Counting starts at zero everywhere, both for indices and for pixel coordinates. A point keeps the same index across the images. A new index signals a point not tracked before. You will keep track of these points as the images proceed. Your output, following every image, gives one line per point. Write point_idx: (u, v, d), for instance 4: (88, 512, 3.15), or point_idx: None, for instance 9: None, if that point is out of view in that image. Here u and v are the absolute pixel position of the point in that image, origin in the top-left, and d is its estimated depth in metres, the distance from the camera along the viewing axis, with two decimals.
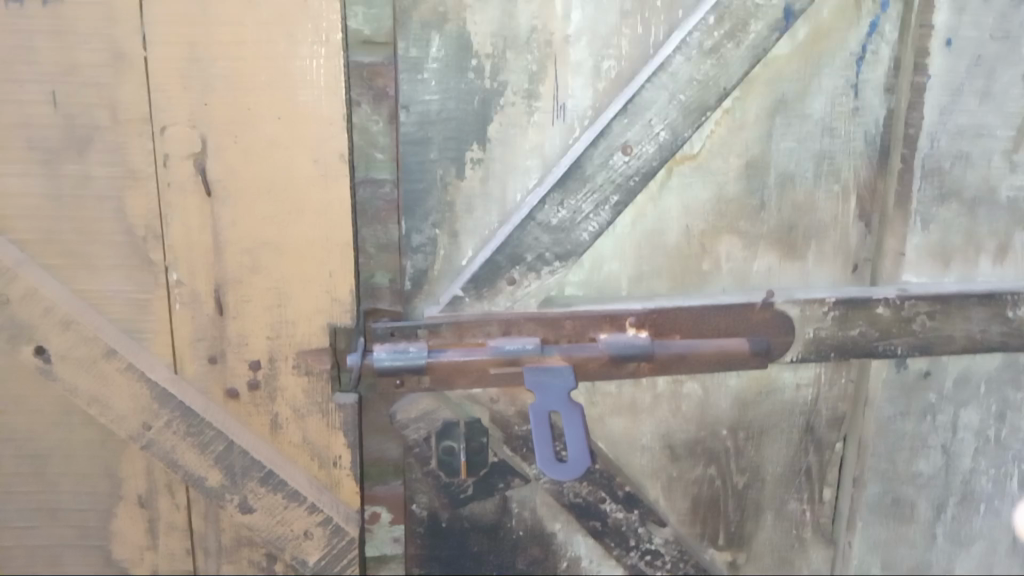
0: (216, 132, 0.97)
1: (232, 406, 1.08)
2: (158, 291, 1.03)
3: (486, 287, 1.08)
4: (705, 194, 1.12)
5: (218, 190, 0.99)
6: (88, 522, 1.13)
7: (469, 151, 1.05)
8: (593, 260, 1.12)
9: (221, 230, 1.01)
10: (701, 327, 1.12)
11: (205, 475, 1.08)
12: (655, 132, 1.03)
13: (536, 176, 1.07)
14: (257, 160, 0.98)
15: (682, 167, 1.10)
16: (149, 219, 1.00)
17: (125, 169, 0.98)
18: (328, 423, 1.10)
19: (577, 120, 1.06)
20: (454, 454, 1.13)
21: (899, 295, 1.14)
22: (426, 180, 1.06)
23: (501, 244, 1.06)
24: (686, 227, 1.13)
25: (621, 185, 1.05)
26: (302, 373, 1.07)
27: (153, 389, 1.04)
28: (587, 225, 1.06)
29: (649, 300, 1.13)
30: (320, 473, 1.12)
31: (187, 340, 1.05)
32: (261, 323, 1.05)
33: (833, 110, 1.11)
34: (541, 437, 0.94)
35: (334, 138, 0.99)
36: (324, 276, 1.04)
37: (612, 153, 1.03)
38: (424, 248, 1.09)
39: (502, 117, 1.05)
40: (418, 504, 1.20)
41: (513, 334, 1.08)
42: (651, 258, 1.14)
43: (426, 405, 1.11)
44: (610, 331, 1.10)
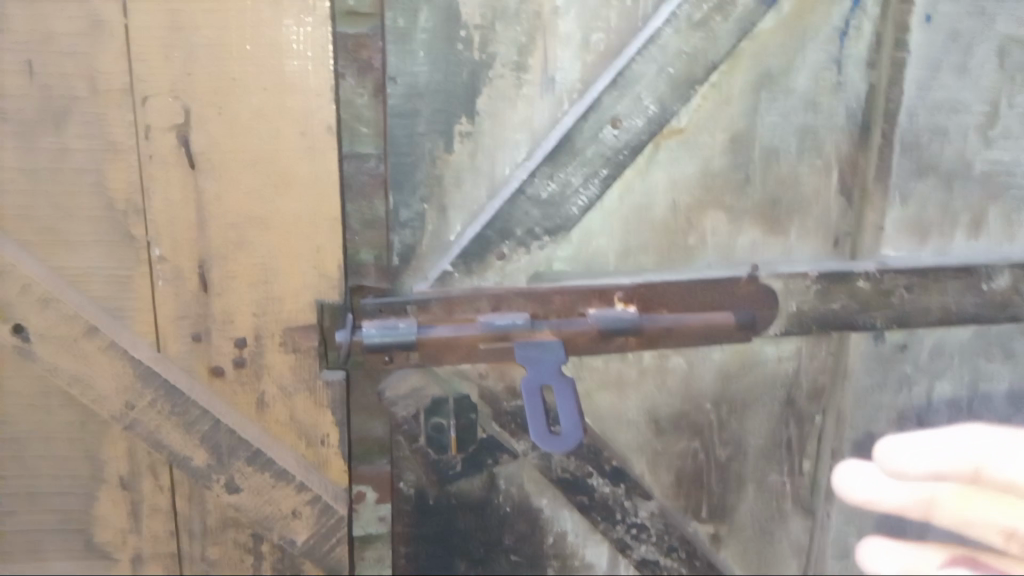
0: (199, 103, 0.94)
1: (217, 386, 1.06)
2: (140, 268, 1.00)
3: (476, 263, 1.08)
4: (691, 168, 1.12)
5: (202, 163, 0.97)
6: (68, 507, 1.10)
7: (458, 124, 1.04)
8: (581, 234, 1.12)
9: (206, 204, 0.98)
10: (688, 301, 1.13)
11: (191, 456, 1.06)
12: (645, 106, 1.03)
13: (524, 150, 1.07)
14: (242, 132, 0.96)
15: (669, 140, 1.10)
16: (130, 192, 0.97)
17: (106, 141, 0.95)
18: (317, 401, 1.08)
19: (566, 93, 1.05)
20: (442, 431, 1.13)
21: (878, 269, 1.16)
22: (414, 153, 1.05)
23: (491, 219, 1.06)
24: (672, 202, 1.13)
25: (610, 159, 1.05)
26: (289, 350, 1.06)
27: (137, 369, 1.01)
28: (576, 199, 1.07)
29: (637, 276, 1.14)
30: (308, 452, 1.10)
31: (169, 318, 1.03)
32: (247, 300, 1.03)
33: (816, 85, 1.12)
34: (535, 409, 0.93)
35: (321, 110, 0.97)
36: (312, 251, 1.02)
37: (601, 126, 1.03)
38: (412, 223, 1.07)
39: (491, 90, 1.04)
40: (405, 481, 1.18)
41: (503, 309, 1.08)
42: (639, 232, 1.14)
43: (415, 382, 1.10)
44: (598, 306, 1.10)
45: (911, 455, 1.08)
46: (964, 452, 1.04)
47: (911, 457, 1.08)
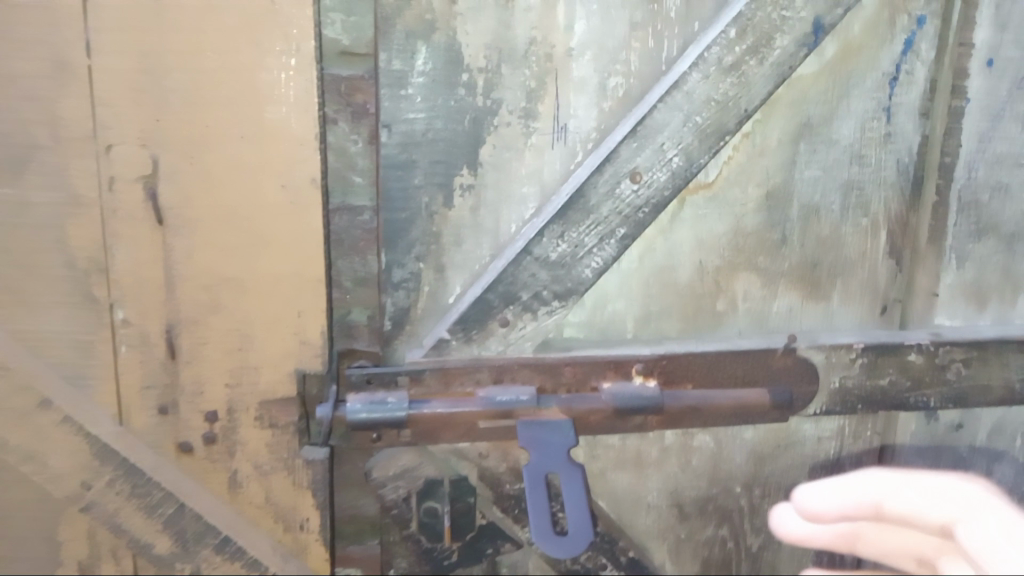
0: (170, 153, 0.85)
1: (185, 463, 0.94)
2: (103, 333, 0.90)
3: (476, 330, 0.96)
4: (720, 227, 1.00)
5: (172, 218, 0.87)
6: None
7: (459, 175, 0.94)
8: (595, 298, 1.00)
9: (175, 263, 0.88)
10: (717, 374, 1.00)
11: (153, 542, 0.96)
12: (668, 158, 0.91)
13: (532, 206, 0.95)
14: (217, 185, 0.86)
15: (695, 196, 0.98)
16: (93, 250, 0.87)
17: (67, 194, 0.85)
18: (295, 481, 0.97)
19: (580, 143, 0.94)
20: (437, 517, 1.01)
21: (933, 341, 1.03)
22: (410, 209, 0.94)
23: (493, 282, 0.94)
24: (699, 263, 1.01)
25: (629, 217, 0.93)
26: (266, 426, 0.95)
27: (94, 446, 0.92)
28: (590, 261, 0.94)
29: (658, 344, 1.01)
30: (286, 538, 0.99)
31: (134, 388, 0.92)
32: (220, 369, 0.92)
33: (862, 136, 1.00)
34: (537, 503, 0.81)
35: (304, 161, 0.87)
36: (293, 316, 0.92)
37: (618, 180, 0.91)
38: (406, 284, 0.96)
39: (496, 139, 0.93)
40: (396, 568, 1.04)
41: (506, 382, 0.96)
42: (660, 296, 1.02)
43: (407, 461, 0.99)
44: (614, 380, 0.98)
45: (828, 495, 0.76)
46: (861, 487, 0.75)
47: (827, 500, 0.76)
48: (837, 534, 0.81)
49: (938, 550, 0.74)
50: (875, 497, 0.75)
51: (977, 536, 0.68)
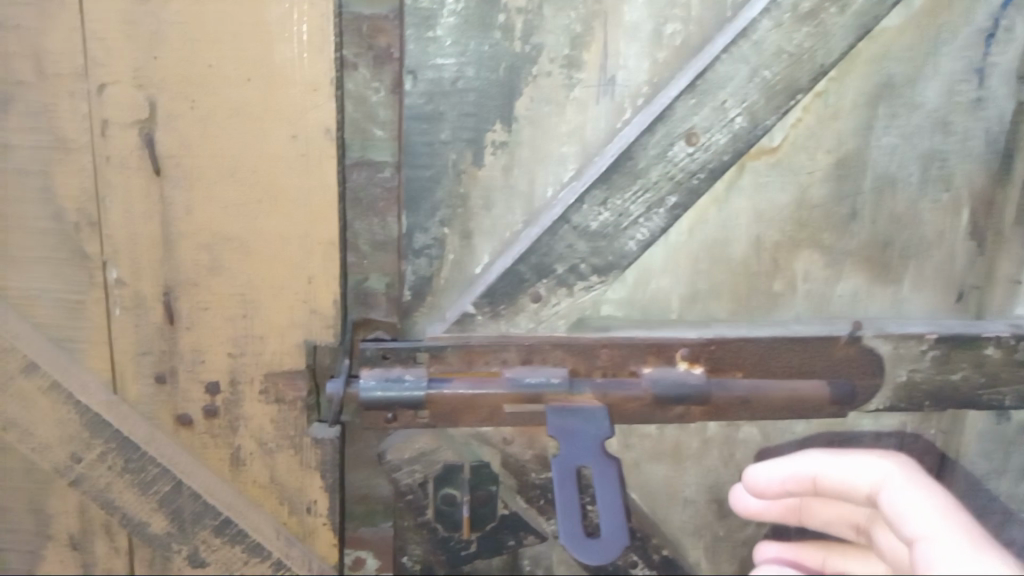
0: (167, 95, 0.75)
1: (184, 436, 0.87)
2: (94, 293, 0.82)
3: (505, 304, 0.86)
4: (783, 198, 0.89)
5: (170, 169, 0.78)
6: (10, 565, 0.93)
7: (491, 131, 0.83)
8: (638, 274, 0.90)
9: (174, 219, 0.80)
10: (770, 363, 0.90)
11: (147, 521, 0.89)
12: (730, 117, 0.80)
13: (572, 168, 0.85)
14: (219, 133, 0.77)
15: (756, 162, 0.87)
16: (82, 201, 0.79)
17: (54, 138, 0.77)
18: (303, 461, 0.89)
19: (629, 98, 0.83)
20: (455, 505, 0.93)
21: (1014, 334, 0.92)
22: (434, 166, 0.84)
23: (526, 252, 0.84)
24: (756, 238, 0.90)
25: (681, 183, 0.82)
26: (271, 400, 0.87)
27: (83, 416, 0.85)
28: (636, 232, 0.84)
29: (706, 328, 0.90)
30: (291, 521, 0.91)
31: (129, 355, 0.84)
32: (221, 337, 0.84)
33: (950, 100, 0.88)
34: (568, 504, 0.73)
35: (317, 109, 0.77)
36: (302, 283, 0.83)
37: (672, 141, 0.81)
38: (428, 250, 0.87)
39: (534, 90, 0.82)
40: (409, 556, 0.98)
41: (536, 364, 0.87)
42: (710, 274, 0.91)
43: (424, 445, 0.91)
44: (655, 365, 0.88)
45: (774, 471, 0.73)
46: (804, 462, 0.72)
47: (770, 474, 0.73)
48: (785, 507, 0.77)
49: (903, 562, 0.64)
50: (815, 470, 0.71)
51: (904, 507, 0.62)
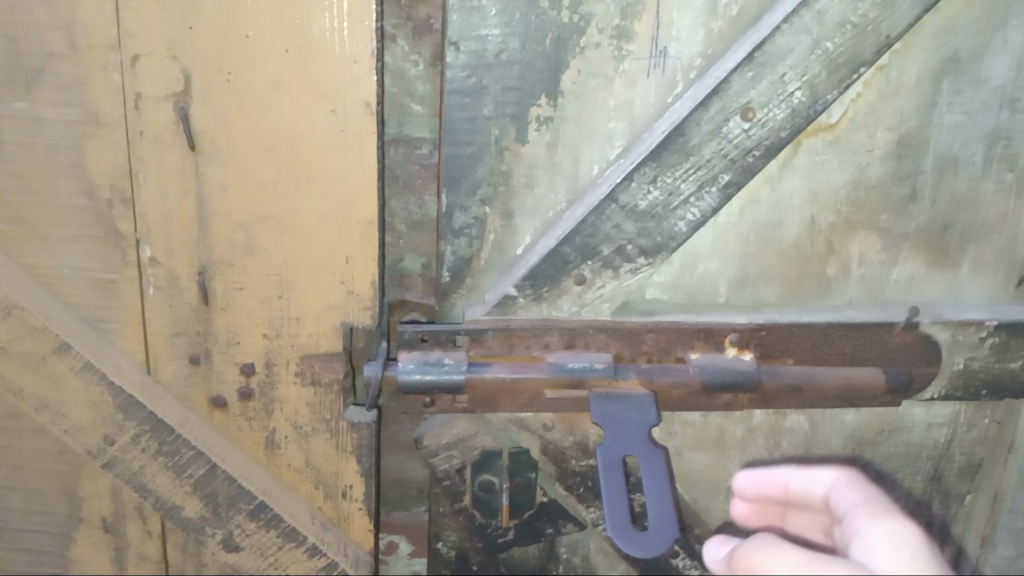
0: (203, 67, 0.72)
1: (218, 419, 0.86)
2: (128, 272, 0.80)
3: (547, 287, 0.83)
4: (839, 177, 0.85)
5: (205, 144, 0.75)
6: (42, 547, 0.92)
7: (536, 106, 0.80)
8: (685, 256, 0.86)
9: (209, 197, 0.77)
10: (822, 350, 0.86)
11: (181, 504, 0.87)
12: (789, 92, 0.77)
13: (619, 144, 0.81)
14: (255, 107, 0.74)
15: (813, 139, 0.83)
16: (116, 177, 0.77)
17: (86, 112, 0.74)
18: (338, 445, 0.87)
19: (681, 71, 0.79)
20: (493, 492, 0.91)
21: None
22: (476, 143, 0.81)
23: (570, 233, 0.81)
24: (810, 219, 0.86)
25: (736, 161, 0.79)
26: (307, 383, 0.84)
27: (117, 398, 0.82)
28: (686, 212, 0.80)
29: (755, 313, 0.87)
30: (326, 506, 0.90)
31: (163, 335, 0.83)
32: (256, 318, 0.82)
33: (1018, 75, 0.83)
34: (614, 491, 0.69)
35: (358, 82, 0.74)
36: (339, 263, 0.80)
37: (727, 117, 0.77)
38: (468, 231, 0.84)
39: (581, 63, 0.79)
40: (444, 542, 0.96)
41: (578, 348, 0.84)
42: (761, 256, 0.87)
43: (462, 430, 0.88)
44: (703, 351, 0.85)
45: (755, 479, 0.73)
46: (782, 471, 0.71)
47: (753, 481, 0.73)
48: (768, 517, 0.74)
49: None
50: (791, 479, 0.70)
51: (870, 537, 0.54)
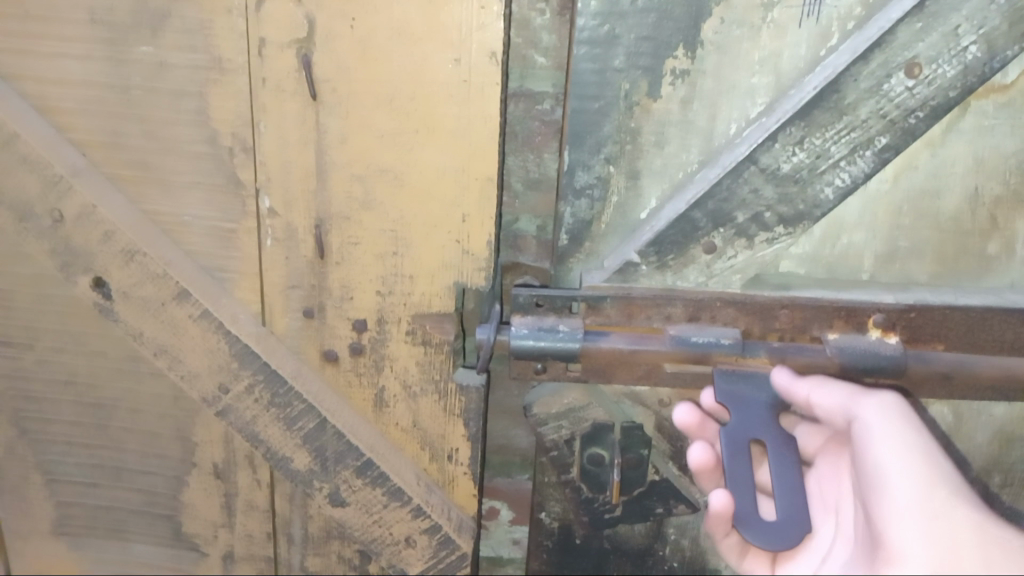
0: (328, 13, 0.70)
1: (329, 374, 0.85)
2: (246, 222, 0.80)
3: (673, 255, 0.78)
4: (1012, 144, 0.75)
5: (327, 94, 0.73)
6: (156, 489, 0.94)
7: (673, 57, 0.74)
8: (828, 226, 0.79)
9: (328, 148, 0.75)
10: (977, 336, 0.77)
11: (290, 457, 0.87)
12: (962, 46, 0.69)
13: (762, 101, 0.74)
14: (379, 55, 0.71)
15: (984, 100, 0.74)
16: (237, 125, 0.76)
17: (210, 57, 0.73)
18: (446, 407, 0.85)
19: (837, 22, 0.71)
20: (602, 466, 0.88)
21: None
22: (605, 97, 0.75)
23: (703, 196, 0.75)
24: (973, 190, 0.77)
25: (896, 122, 0.71)
26: (418, 343, 0.83)
27: (233, 347, 0.82)
28: (834, 177, 0.73)
29: (905, 292, 0.79)
30: (431, 468, 0.89)
31: (278, 287, 0.82)
32: (370, 274, 0.80)
33: None
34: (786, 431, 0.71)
35: (485, 27, 0.70)
36: (456, 221, 0.77)
37: (889, 73, 0.69)
38: (590, 191, 0.79)
39: (726, 10, 0.72)
40: (547, 513, 0.94)
41: (703, 322, 0.78)
42: (913, 230, 0.79)
43: (573, 400, 0.86)
44: (842, 331, 0.77)
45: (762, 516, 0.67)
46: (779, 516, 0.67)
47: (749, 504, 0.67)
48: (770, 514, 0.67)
49: (928, 503, 0.60)
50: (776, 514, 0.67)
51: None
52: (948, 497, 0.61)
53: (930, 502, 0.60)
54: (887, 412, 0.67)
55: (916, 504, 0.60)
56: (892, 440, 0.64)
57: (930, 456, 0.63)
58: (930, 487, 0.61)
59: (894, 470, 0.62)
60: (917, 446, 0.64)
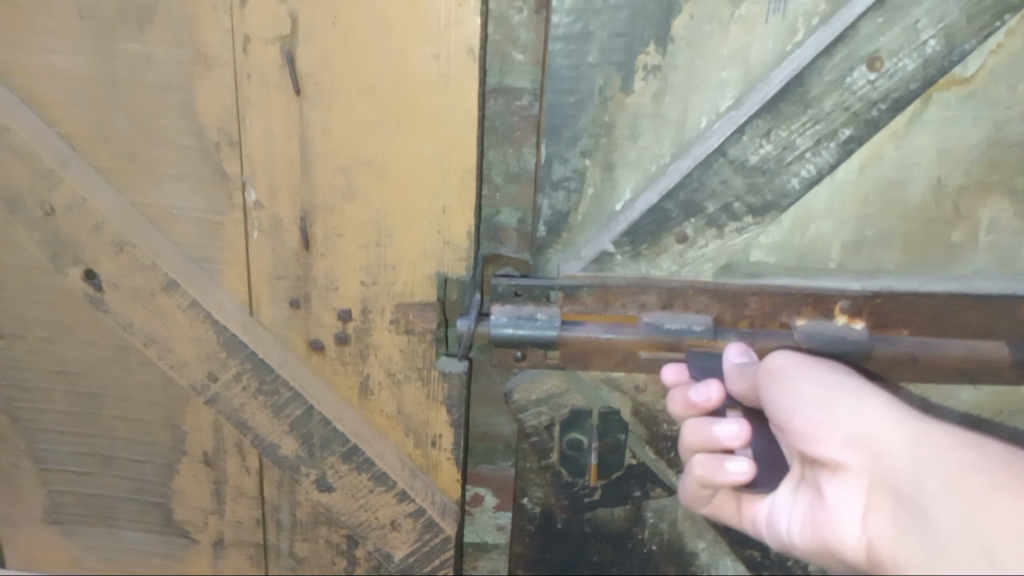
0: (311, 9, 0.72)
1: (315, 361, 0.88)
2: (232, 214, 0.82)
3: (647, 244, 0.81)
4: (972, 135, 0.78)
5: (310, 88, 0.75)
6: (146, 477, 0.97)
7: (645, 52, 0.76)
8: (797, 215, 0.81)
9: (312, 141, 0.78)
10: (942, 321, 0.80)
11: (278, 443, 0.89)
12: (922, 41, 0.71)
13: (731, 95, 0.77)
14: (360, 50, 0.74)
15: (946, 93, 0.76)
16: (224, 119, 0.78)
17: (196, 52, 0.75)
18: (429, 394, 0.88)
19: (803, 18, 0.74)
20: (581, 451, 0.91)
21: None
22: (581, 91, 0.78)
23: (675, 187, 0.78)
24: (936, 179, 0.80)
25: (859, 115, 0.74)
26: (401, 331, 0.85)
27: (221, 336, 0.85)
28: (800, 168, 0.76)
29: (872, 279, 0.82)
30: (415, 453, 0.91)
31: (265, 278, 0.84)
32: (354, 264, 0.83)
33: None
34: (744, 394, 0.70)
35: (463, 24, 0.72)
36: (437, 212, 0.80)
37: (851, 66, 0.72)
38: (567, 183, 0.82)
39: (696, 7, 0.74)
40: (530, 498, 0.96)
41: (676, 309, 0.81)
42: (880, 219, 0.82)
43: (552, 386, 0.88)
44: (811, 317, 0.80)
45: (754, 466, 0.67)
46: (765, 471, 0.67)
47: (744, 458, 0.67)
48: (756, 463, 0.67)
49: (837, 410, 0.61)
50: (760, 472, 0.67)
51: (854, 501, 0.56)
52: (857, 403, 0.61)
53: (839, 412, 0.61)
54: (793, 367, 0.67)
55: (830, 414, 0.60)
56: (801, 384, 0.64)
57: (837, 381, 0.64)
58: (834, 401, 0.62)
59: (807, 404, 0.62)
60: (828, 383, 0.64)
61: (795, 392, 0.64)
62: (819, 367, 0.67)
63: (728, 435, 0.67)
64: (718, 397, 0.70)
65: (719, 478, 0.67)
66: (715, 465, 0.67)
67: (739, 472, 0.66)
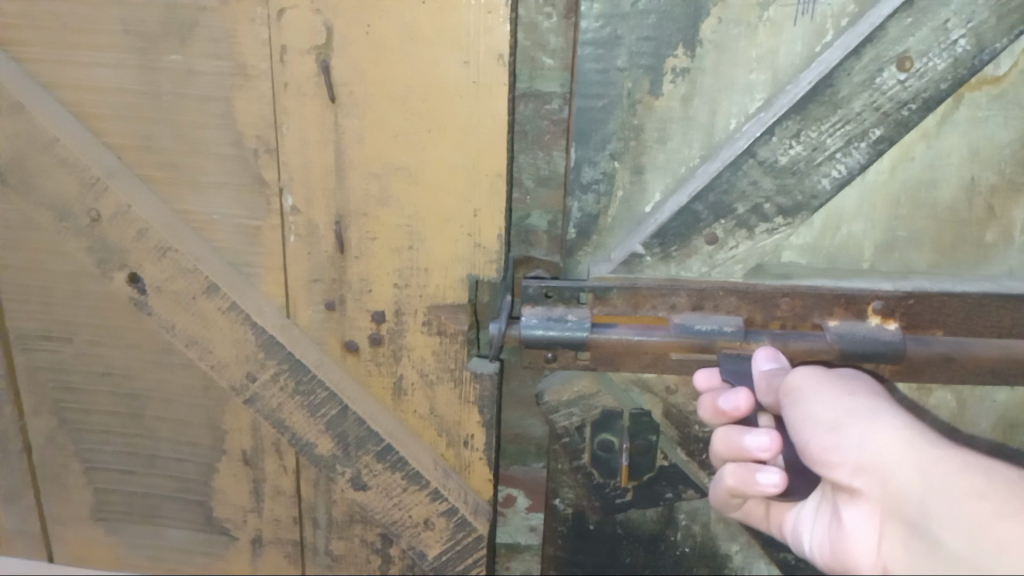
0: (345, 20, 0.74)
1: (350, 363, 0.90)
2: (270, 220, 0.84)
3: (677, 246, 0.81)
4: (1005, 135, 0.77)
5: (344, 96, 0.77)
6: (187, 476, 0.99)
7: (672, 56, 0.77)
8: (828, 216, 0.81)
9: (346, 148, 0.80)
10: (976, 322, 0.79)
11: (315, 442, 0.91)
12: (952, 40, 0.71)
13: (760, 97, 0.77)
14: (392, 59, 0.75)
15: (977, 92, 0.76)
16: (261, 128, 0.80)
17: (235, 63, 0.78)
18: (461, 394, 0.89)
19: (832, 19, 0.74)
20: (612, 452, 0.91)
21: None
22: (609, 95, 0.79)
23: (704, 189, 0.78)
24: (969, 179, 0.79)
25: (889, 115, 0.74)
26: (434, 333, 0.87)
27: (259, 337, 0.87)
28: (830, 169, 0.76)
29: (904, 280, 0.81)
30: (448, 453, 0.92)
31: (301, 281, 0.87)
32: (388, 267, 0.84)
33: None
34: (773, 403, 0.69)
35: (493, 32, 0.74)
36: (467, 216, 0.81)
37: (880, 67, 0.72)
38: (597, 186, 0.82)
39: (723, 10, 0.75)
40: (561, 499, 0.96)
41: (706, 310, 0.81)
42: (911, 220, 0.81)
43: (583, 388, 0.88)
44: (843, 318, 0.80)
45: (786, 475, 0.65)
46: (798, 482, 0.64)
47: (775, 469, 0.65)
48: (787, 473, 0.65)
49: (849, 430, 0.58)
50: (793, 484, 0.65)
51: (869, 530, 0.55)
52: (869, 421, 0.58)
53: (851, 433, 0.58)
54: (807, 383, 0.64)
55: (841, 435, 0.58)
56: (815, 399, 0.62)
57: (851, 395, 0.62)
58: (847, 421, 0.59)
59: (819, 424, 0.60)
60: (841, 398, 0.62)
61: (806, 412, 0.61)
62: (835, 379, 0.64)
63: (757, 445, 0.65)
64: (746, 404, 0.68)
65: (751, 490, 0.66)
66: (746, 478, 0.66)
67: (769, 484, 0.64)
